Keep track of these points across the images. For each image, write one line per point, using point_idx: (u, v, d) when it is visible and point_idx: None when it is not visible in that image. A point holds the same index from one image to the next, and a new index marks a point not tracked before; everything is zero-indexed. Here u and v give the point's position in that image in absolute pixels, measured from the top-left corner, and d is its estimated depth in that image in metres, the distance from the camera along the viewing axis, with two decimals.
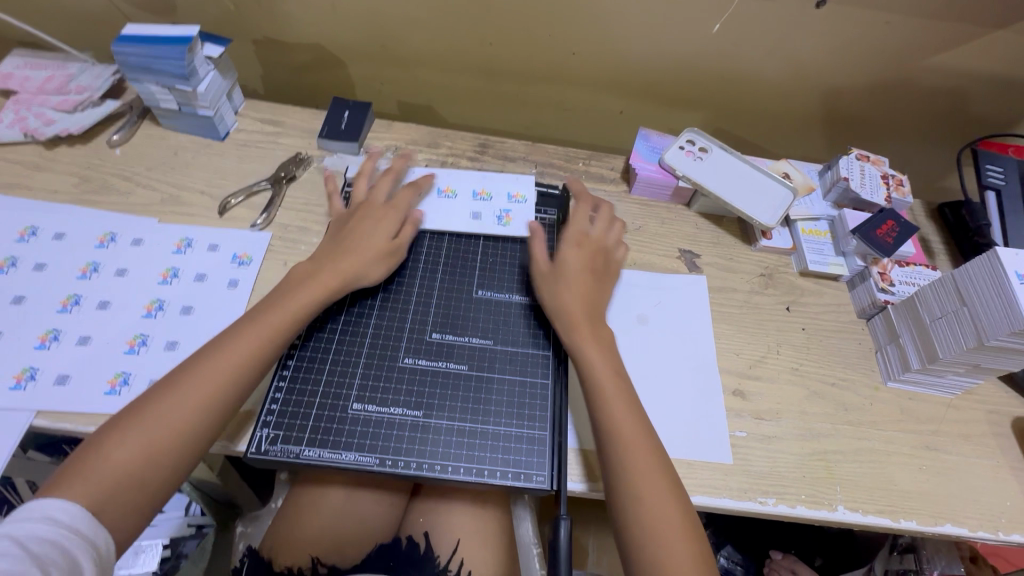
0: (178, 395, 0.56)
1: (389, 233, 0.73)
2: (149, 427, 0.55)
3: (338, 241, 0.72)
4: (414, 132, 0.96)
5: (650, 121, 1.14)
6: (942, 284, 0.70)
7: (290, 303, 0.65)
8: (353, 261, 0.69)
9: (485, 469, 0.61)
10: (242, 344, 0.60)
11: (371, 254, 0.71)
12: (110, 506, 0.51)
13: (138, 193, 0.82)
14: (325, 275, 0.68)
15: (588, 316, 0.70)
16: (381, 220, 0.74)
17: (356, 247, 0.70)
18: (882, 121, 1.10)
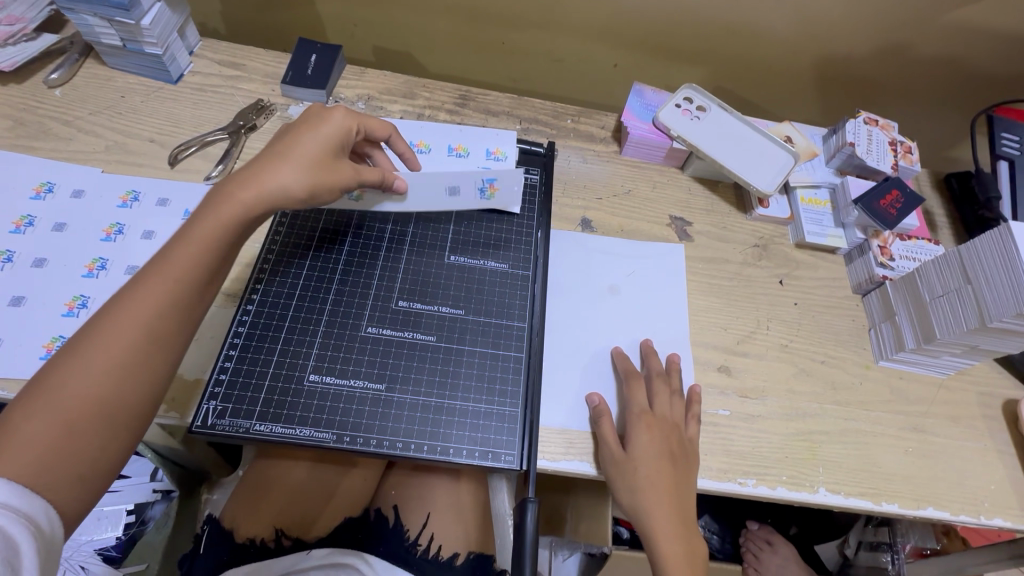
0: (96, 352, 0.44)
1: (332, 147, 0.58)
2: (68, 394, 0.42)
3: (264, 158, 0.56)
4: (389, 80, 0.87)
5: (647, 75, 1.06)
6: (947, 260, 0.66)
7: (212, 225, 0.50)
8: (276, 176, 0.53)
9: (450, 447, 0.58)
10: (162, 280, 0.47)
11: (304, 167, 0.55)
12: (46, 490, 0.40)
13: (79, 139, 0.74)
14: (238, 190, 0.51)
15: (673, 511, 0.60)
16: (326, 128, 0.58)
17: (286, 157, 0.54)
18: (894, 83, 1.03)
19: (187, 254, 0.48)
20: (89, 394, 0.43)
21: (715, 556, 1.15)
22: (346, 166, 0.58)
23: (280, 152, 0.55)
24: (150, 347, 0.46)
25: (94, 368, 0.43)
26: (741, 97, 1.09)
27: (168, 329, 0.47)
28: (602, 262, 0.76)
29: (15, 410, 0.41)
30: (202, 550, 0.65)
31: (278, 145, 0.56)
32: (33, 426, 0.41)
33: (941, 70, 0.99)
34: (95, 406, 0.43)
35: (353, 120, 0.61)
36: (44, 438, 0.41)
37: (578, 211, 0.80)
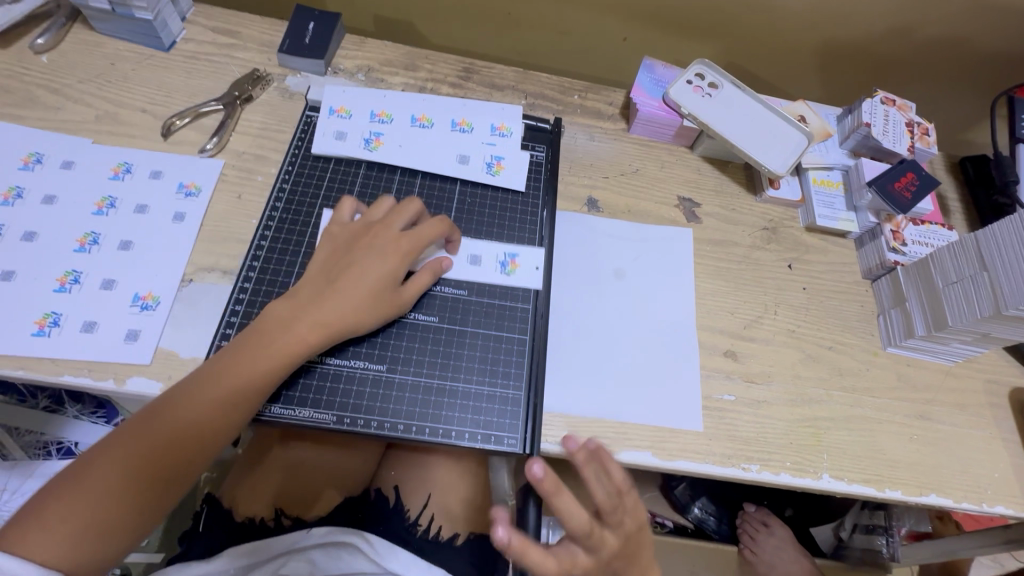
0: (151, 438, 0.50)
1: (392, 279, 0.60)
2: (110, 478, 0.49)
3: (326, 275, 0.59)
4: (390, 51, 0.84)
5: (657, 50, 1.03)
6: (962, 247, 0.65)
7: (268, 353, 0.54)
8: (337, 309, 0.57)
9: (451, 430, 0.58)
10: (217, 390, 0.52)
11: (364, 301, 0.58)
12: (67, 560, 0.46)
13: (68, 108, 0.71)
14: (300, 326, 0.56)
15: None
16: (386, 261, 0.60)
17: (348, 291, 0.58)
18: (912, 62, 1.00)
19: (253, 366, 0.54)
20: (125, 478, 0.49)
21: (711, 537, 1.16)
22: (405, 294, 0.60)
23: (341, 284, 0.58)
24: (188, 447, 0.51)
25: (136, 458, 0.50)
26: (753, 75, 1.06)
27: (210, 433, 0.52)
28: (607, 245, 0.74)
29: (70, 482, 0.48)
30: (202, 528, 0.66)
31: (342, 275, 0.59)
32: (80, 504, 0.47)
33: (961, 50, 0.95)
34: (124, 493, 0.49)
35: (414, 248, 0.61)
36: (79, 522, 0.47)
37: (585, 190, 0.78)
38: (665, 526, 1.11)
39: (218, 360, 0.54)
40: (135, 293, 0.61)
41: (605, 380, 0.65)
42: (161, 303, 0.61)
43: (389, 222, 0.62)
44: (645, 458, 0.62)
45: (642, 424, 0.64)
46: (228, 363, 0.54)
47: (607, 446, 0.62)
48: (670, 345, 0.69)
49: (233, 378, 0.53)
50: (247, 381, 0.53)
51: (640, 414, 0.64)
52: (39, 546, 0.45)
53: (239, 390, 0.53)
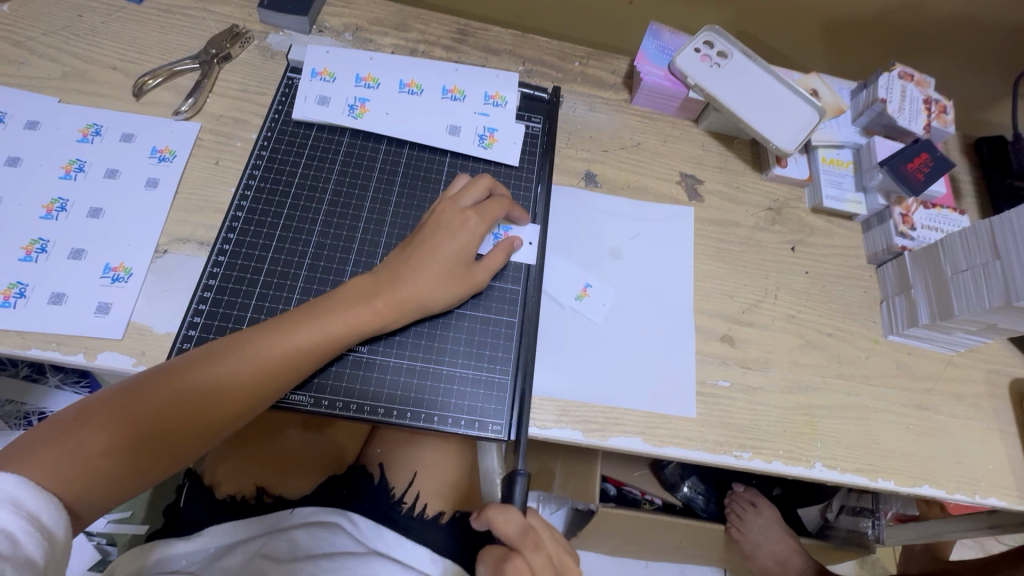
0: (203, 377, 0.49)
1: (464, 257, 0.58)
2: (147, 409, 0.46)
3: (406, 252, 0.58)
4: (378, 9, 0.79)
5: (663, 15, 0.97)
6: (976, 233, 0.62)
7: (340, 318, 0.53)
8: (414, 287, 0.56)
9: (435, 414, 0.56)
10: (283, 348, 0.51)
11: (441, 279, 0.57)
12: (79, 495, 0.43)
13: (33, 64, 0.67)
14: (377, 300, 0.55)
15: None
16: (458, 238, 0.58)
17: (422, 268, 0.57)
18: (931, 34, 0.95)
19: (322, 327, 0.53)
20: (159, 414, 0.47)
21: (699, 515, 1.14)
22: (477, 273, 0.59)
23: (416, 261, 0.57)
24: (234, 395, 0.49)
25: (179, 395, 0.48)
26: (764, 45, 1.01)
27: (258, 388, 0.50)
28: (602, 224, 0.71)
29: (117, 402, 0.46)
30: (185, 503, 0.65)
31: (415, 251, 0.57)
32: (110, 427, 0.45)
33: (988, 23, 0.90)
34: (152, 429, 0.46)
35: (483, 226, 0.59)
36: (111, 451, 0.44)
37: (582, 163, 0.74)
38: (654, 503, 1.10)
39: (290, 315, 0.53)
40: (105, 264, 0.58)
41: (597, 364, 0.63)
42: (133, 274, 0.58)
43: (456, 199, 0.60)
44: (635, 444, 0.60)
45: (634, 408, 0.62)
46: (300, 320, 0.53)
47: (596, 431, 0.60)
48: (666, 331, 0.66)
49: (300, 336, 0.52)
50: (314, 342, 0.52)
51: (632, 400, 0.62)
52: (49, 465, 0.42)
53: (304, 349, 0.52)
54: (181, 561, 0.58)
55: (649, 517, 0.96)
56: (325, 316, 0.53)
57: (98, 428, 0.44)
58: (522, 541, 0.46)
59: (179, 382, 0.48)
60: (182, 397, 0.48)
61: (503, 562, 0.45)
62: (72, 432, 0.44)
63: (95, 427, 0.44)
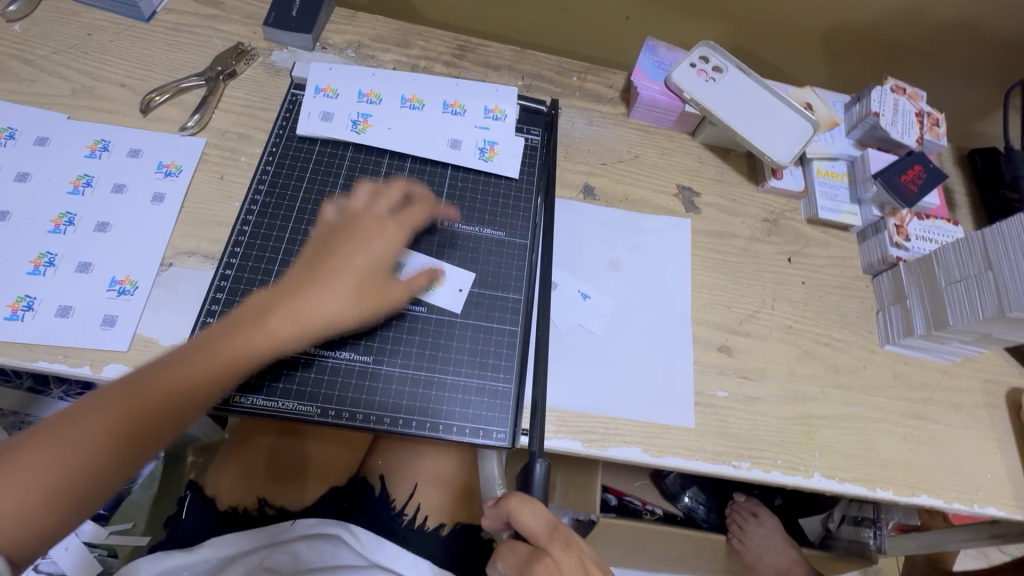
0: (169, 377, 0.47)
1: (386, 268, 0.57)
2: (117, 416, 0.45)
3: (315, 264, 0.56)
4: (381, 26, 0.80)
5: (660, 30, 0.99)
6: (968, 243, 0.63)
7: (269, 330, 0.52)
8: (329, 301, 0.54)
9: (439, 423, 0.57)
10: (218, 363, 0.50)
11: (359, 293, 0.56)
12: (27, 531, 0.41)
13: (43, 81, 0.68)
14: (298, 312, 0.53)
15: None
16: (372, 246, 0.57)
17: (340, 281, 0.55)
18: (924, 48, 0.96)
19: (284, 317, 0.52)
20: (130, 420, 0.45)
21: (700, 525, 1.14)
22: (397, 285, 0.58)
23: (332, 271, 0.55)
24: (206, 390, 0.49)
25: (148, 398, 0.46)
26: (759, 59, 1.03)
27: (227, 378, 0.50)
28: (601, 235, 0.72)
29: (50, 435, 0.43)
30: (185, 513, 0.65)
31: (327, 260, 0.56)
32: (80, 439, 0.43)
33: (979, 36, 0.91)
34: (127, 435, 0.45)
35: (398, 236, 0.59)
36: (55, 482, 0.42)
37: (581, 176, 0.75)
38: (655, 514, 1.10)
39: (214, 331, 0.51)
40: (112, 277, 0.59)
41: (596, 374, 0.64)
42: (139, 287, 0.59)
43: (371, 208, 0.60)
44: (634, 454, 0.61)
45: (633, 418, 0.62)
46: (260, 311, 0.52)
47: (595, 441, 0.61)
48: (665, 341, 0.67)
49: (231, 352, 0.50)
50: (270, 337, 0.52)
51: (630, 410, 0.63)
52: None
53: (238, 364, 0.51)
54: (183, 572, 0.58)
55: (649, 528, 0.96)
56: (284, 306, 0.53)
57: (68, 439, 0.43)
58: (551, 537, 0.45)
59: (146, 384, 0.47)
60: (151, 400, 0.46)
61: (530, 558, 0.44)
62: (37, 446, 0.42)
63: (64, 438, 0.43)
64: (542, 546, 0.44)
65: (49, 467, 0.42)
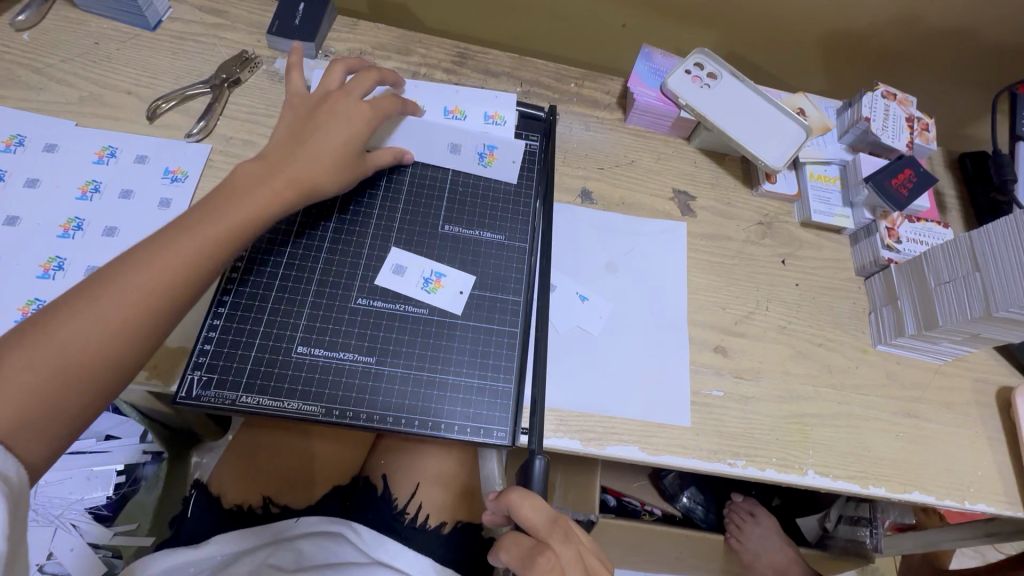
0: (168, 260, 0.48)
1: (362, 144, 0.61)
2: (123, 300, 0.45)
3: (294, 138, 0.59)
4: (382, 34, 0.82)
5: (656, 37, 1.01)
6: (957, 245, 0.64)
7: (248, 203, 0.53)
8: (309, 170, 0.57)
9: (441, 422, 0.58)
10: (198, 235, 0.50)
11: (334, 163, 0.59)
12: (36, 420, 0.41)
13: (51, 89, 0.69)
14: (275, 182, 0.55)
15: None
16: (351, 126, 0.60)
17: (316, 155, 0.58)
18: (914, 54, 0.98)
19: (271, 191, 0.55)
20: (135, 303, 0.45)
21: (698, 525, 1.15)
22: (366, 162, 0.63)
23: (309, 146, 0.58)
24: (207, 267, 0.50)
25: (150, 280, 0.46)
26: (754, 65, 1.04)
27: (224, 257, 0.51)
28: (597, 238, 0.73)
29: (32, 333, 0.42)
30: (191, 512, 0.66)
31: (299, 138, 0.58)
32: (89, 322, 0.43)
33: (969, 43, 0.93)
34: (137, 317, 0.45)
35: (375, 115, 0.62)
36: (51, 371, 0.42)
37: (579, 180, 0.77)
38: (654, 514, 1.11)
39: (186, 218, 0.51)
40: None
41: (594, 374, 0.65)
42: None
43: (349, 92, 0.63)
44: (632, 452, 0.62)
45: (630, 418, 0.64)
46: (246, 187, 0.54)
47: (593, 440, 0.62)
48: (662, 342, 0.69)
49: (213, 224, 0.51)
50: (250, 211, 0.53)
51: (628, 409, 0.64)
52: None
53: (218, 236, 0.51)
54: (190, 568, 0.59)
55: (648, 528, 0.97)
56: (270, 184, 0.55)
57: (76, 327, 0.43)
58: (550, 530, 0.46)
59: (143, 268, 0.46)
60: (153, 284, 0.46)
61: (532, 551, 0.45)
62: (45, 336, 0.42)
63: (73, 325, 0.43)
64: (543, 539, 0.46)
65: (61, 354, 0.42)
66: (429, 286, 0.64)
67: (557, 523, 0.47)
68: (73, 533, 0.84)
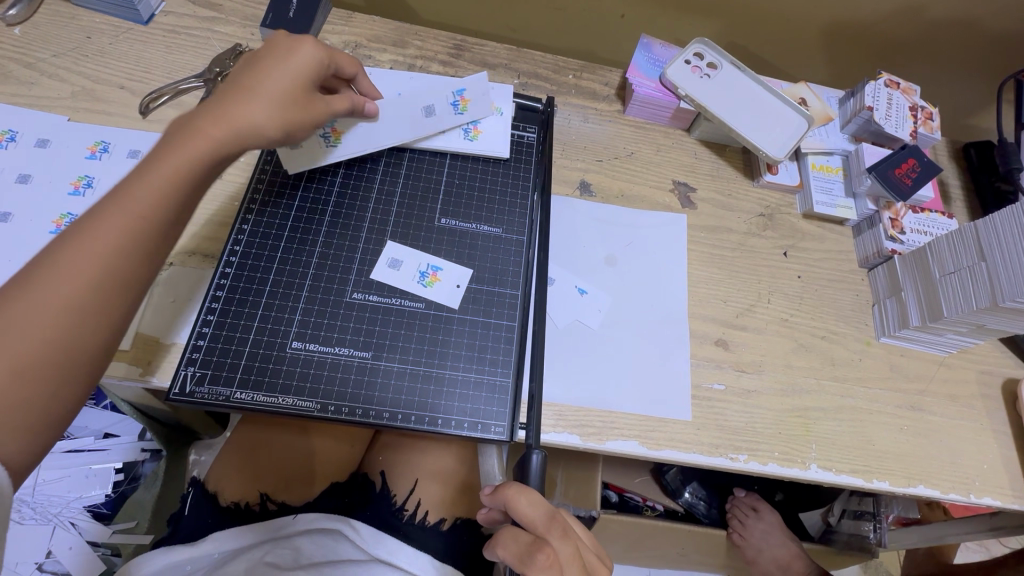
0: (104, 228, 0.41)
1: (310, 80, 0.56)
2: (62, 277, 0.39)
3: (230, 83, 0.53)
4: (378, 27, 0.81)
5: (655, 27, 1.00)
6: (962, 236, 0.63)
7: (186, 151, 0.46)
8: (248, 110, 0.51)
9: (438, 418, 0.57)
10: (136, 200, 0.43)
11: (275, 105, 0.53)
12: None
13: (43, 84, 0.69)
14: (208, 124, 0.48)
15: None
16: (292, 62, 0.55)
17: (249, 93, 0.51)
18: (918, 43, 0.97)
19: (209, 134, 0.48)
20: (82, 276, 0.40)
21: (701, 521, 1.14)
22: (320, 102, 0.58)
23: (242, 88, 0.52)
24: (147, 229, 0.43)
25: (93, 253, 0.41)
26: (754, 55, 1.03)
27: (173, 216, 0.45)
28: (595, 231, 0.73)
29: None
30: (189, 510, 0.65)
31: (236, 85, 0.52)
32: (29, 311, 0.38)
33: (974, 31, 0.92)
34: (87, 294, 0.40)
35: (316, 52, 0.57)
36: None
37: (577, 172, 0.76)
38: (656, 510, 1.10)
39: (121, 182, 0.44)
40: None
41: (593, 368, 0.64)
42: None
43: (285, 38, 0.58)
44: (631, 446, 0.61)
45: (629, 412, 0.63)
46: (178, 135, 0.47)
47: (593, 435, 0.61)
48: (661, 335, 0.68)
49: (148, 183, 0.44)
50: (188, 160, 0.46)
51: (628, 404, 0.63)
52: None
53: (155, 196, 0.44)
54: (186, 567, 0.59)
55: (650, 524, 0.97)
56: (215, 128, 0.48)
57: (22, 315, 0.38)
58: (547, 527, 0.45)
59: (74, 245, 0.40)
60: (100, 256, 0.41)
61: (530, 547, 0.44)
62: None
63: (15, 314, 0.38)
64: (540, 536, 0.45)
65: (3, 350, 0.37)
66: (425, 280, 0.63)
67: (552, 513, 0.46)
68: (72, 532, 0.84)
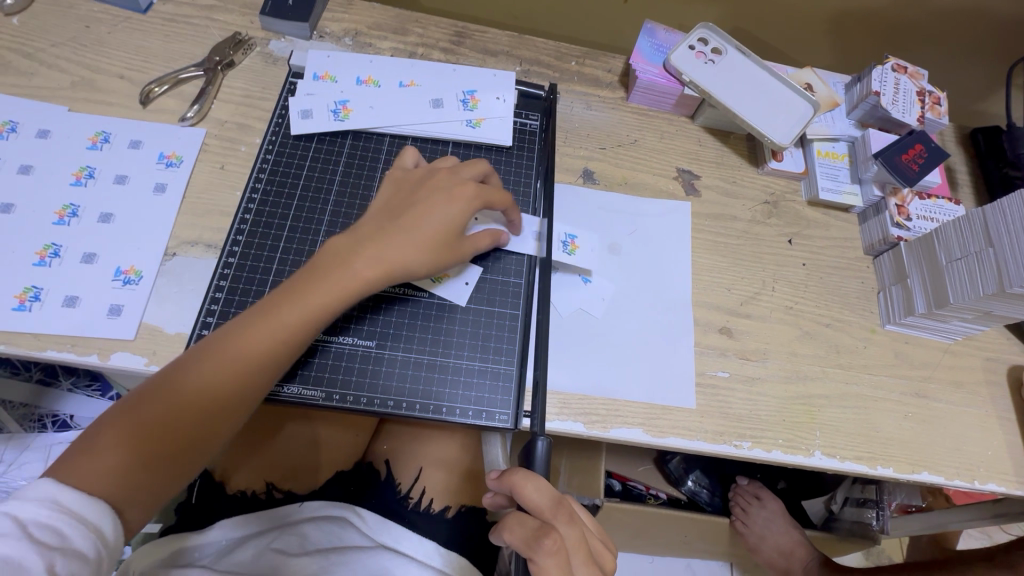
0: (244, 344, 0.50)
1: (457, 226, 0.58)
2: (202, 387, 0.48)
3: (392, 215, 0.57)
4: (378, 14, 0.80)
5: (658, 12, 0.99)
6: (970, 222, 0.63)
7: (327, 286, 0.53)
8: (399, 251, 0.55)
9: (443, 406, 0.57)
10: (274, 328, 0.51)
11: (421, 249, 0.56)
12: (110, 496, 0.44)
13: (43, 74, 0.68)
14: (358, 262, 0.54)
15: None
16: (454, 205, 0.58)
17: (406, 236, 0.56)
18: (925, 28, 0.95)
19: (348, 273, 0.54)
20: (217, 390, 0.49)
21: (704, 509, 1.15)
22: (466, 245, 0.59)
23: (405, 222, 0.56)
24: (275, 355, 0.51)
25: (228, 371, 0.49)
26: (758, 40, 1.02)
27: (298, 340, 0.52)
28: (599, 219, 0.72)
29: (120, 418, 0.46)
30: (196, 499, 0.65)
31: (400, 217, 0.57)
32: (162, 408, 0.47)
33: (981, 15, 0.90)
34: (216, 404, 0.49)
35: (481, 200, 0.59)
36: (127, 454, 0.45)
37: (580, 161, 0.75)
38: (659, 498, 1.10)
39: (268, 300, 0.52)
40: (116, 267, 0.60)
41: (596, 355, 0.64)
42: (144, 277, 0.60)
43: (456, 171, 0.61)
44: (635, 434, 0.61)
45: (633, 400, 0.63)
46: (324, 270, 0.53)
47: (597, 423, 0.61)
48: (665, 324, 0.68)
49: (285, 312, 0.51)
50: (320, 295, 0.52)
51: (631, 392, 0.63)
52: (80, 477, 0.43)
53: (288, 323, 0.51)
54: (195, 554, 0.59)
55: (654, 512, 0.97)
56: (364, 268, 0.54)
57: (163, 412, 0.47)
58: (554, 512, 0.46)
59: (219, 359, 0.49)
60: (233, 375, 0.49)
61: (537, 532, 0.44)
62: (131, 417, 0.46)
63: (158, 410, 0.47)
64: (547, 521, 0.45)
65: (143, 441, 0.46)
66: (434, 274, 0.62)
67: (558, 501, 0.46)
68: None
